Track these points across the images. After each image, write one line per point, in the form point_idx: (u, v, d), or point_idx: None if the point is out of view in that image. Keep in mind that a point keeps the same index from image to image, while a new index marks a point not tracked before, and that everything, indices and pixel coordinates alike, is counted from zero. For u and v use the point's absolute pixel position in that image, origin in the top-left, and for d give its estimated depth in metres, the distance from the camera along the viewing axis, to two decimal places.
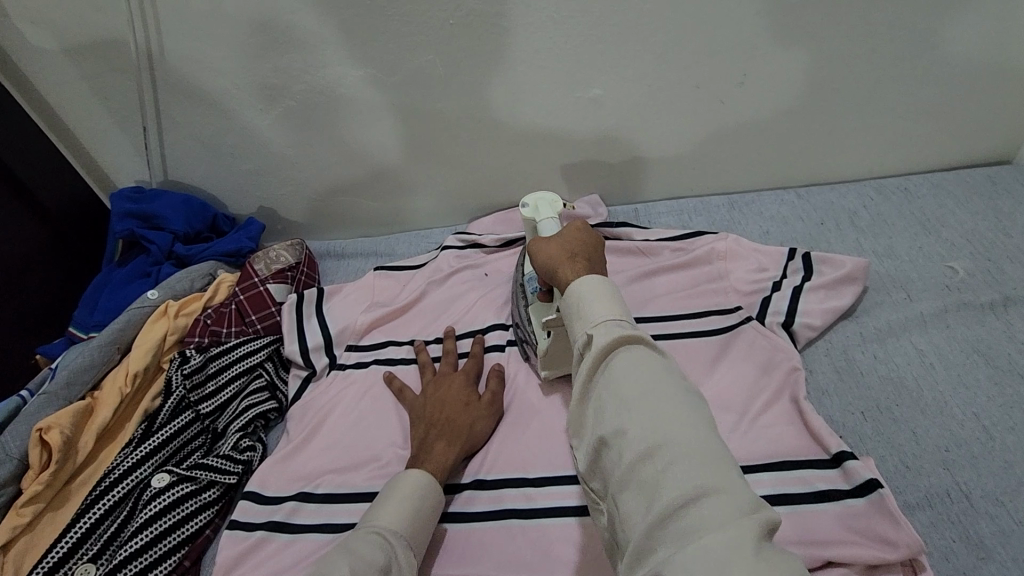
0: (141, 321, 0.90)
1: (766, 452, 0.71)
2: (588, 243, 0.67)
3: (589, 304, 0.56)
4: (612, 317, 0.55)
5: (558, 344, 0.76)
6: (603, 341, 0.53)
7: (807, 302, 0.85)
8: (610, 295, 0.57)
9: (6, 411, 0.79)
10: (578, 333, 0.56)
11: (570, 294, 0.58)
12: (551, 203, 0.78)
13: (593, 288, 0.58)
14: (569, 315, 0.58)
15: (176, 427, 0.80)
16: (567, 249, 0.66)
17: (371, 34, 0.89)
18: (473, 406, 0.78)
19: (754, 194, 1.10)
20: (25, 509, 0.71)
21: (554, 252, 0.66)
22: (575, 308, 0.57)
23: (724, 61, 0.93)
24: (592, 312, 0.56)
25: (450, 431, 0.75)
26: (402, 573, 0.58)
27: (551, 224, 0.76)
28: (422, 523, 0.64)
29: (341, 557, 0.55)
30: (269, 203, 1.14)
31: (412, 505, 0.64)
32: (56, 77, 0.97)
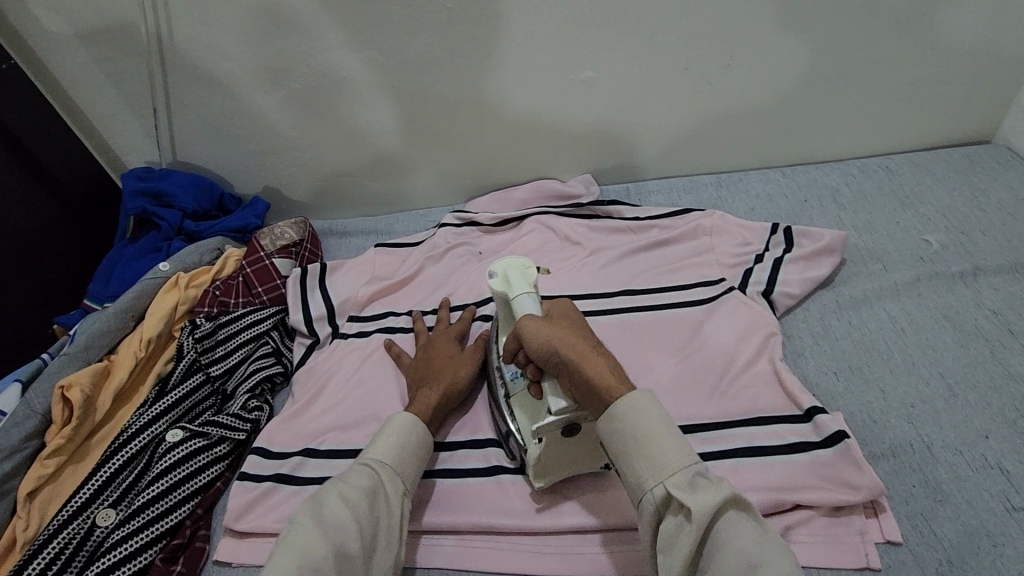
0: (153, 291, 0.94)
1: (742, 409, 0.76)
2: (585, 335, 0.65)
3: (659, 451, 0.56)
4: (688, 465, 0.55)
5: (551, 447, 0.69)
6: (696, 504, 0.52)
7: (786, 272, 0.89)
8: (672, 429, 0.57)
9: (28, 372, 0.84)
10: (654, 485, 0.55)
11: (631, 432, 0.57)
12: (521, 269, 0.73)
13: (652, 418, 0.57)
14: (636, 461, 0.56)
15: (188, 388, 0.85)
16: (580, 341, 0.63)
17: (373, 17, 0.93)
18: (457, 359, 0.83)
19: (741, 174, 1.14)
20: (50, 460, 0.76)
21: (571, 349, 0.62)
22: (645, 455, 0.56)
23: (711, 43, 0.97)
24: (666, 460, 0.55)
25: (436, 380, 0.79)
26: (390, 498, 0.63)
27: (529, 299, 0.70)
28: (410, 456, 0.68)
29: (329, 489, 0.60)
30: (274, 183, 1.18)
31: (401, 439, 0.68)
32: (71, 60, 1.01)
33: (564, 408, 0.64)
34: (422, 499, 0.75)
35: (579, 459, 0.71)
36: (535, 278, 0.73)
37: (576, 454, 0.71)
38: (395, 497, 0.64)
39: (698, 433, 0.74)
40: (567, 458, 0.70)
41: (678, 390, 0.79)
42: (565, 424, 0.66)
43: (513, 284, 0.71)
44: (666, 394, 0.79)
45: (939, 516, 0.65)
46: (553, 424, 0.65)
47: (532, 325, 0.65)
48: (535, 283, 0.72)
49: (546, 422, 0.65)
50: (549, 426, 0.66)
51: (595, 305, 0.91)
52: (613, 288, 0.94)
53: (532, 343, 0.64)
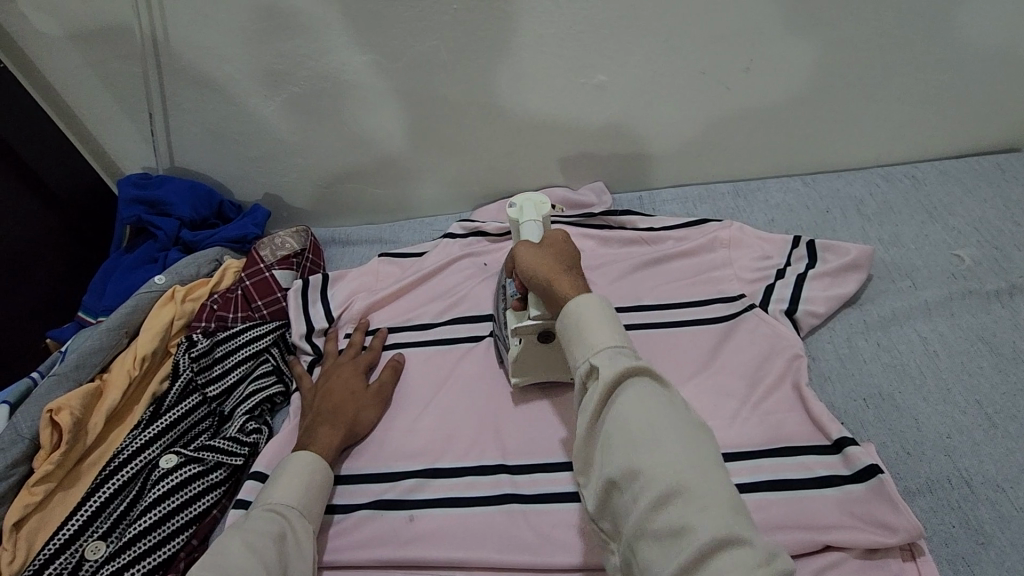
0: (148, 305, 0.91)
1: (765, 438, 0.72)
2: (568, 256, 0.70)
3: (591, 328, 0.57)
4: (614, 343, 0.56)
5: (529, 351, 0.75)
6: (608, 372, 0.54)
7: (810, 289, 0.85)
8: (610, 315, 0.58)
9: (17, 393, 0.80)
10: (580, 360, 0.57)
11: (571, 319, 0.59)
12: (537, 205, 0.80)
13: (594, 309, 0.59)
14: (569, 340, 0.59)
15: (183, 410, 0.82)
16: (556, 261, 0.68)
17: (376, 19, 0.89)
18: (360, 396, 0.81)
19: (759, 182, 1.10)
20: (37, 488, 0.72)
21: (544, 265, 0.67)
22: (576, 333, 0.58)
23: (731, 46, 0.92)
24: (594, 337, 0.57)
25: (337, 418, 0.78)
26: (299, 541, 0.64)
27: (533, 226, 0.77)
28: (315, 496, 0.69)
29: (235, 535, 0.61)
30: (275, 190, 1.14)
31: (304, 481, 0.69)
32: (62, 63, 0.97)
33: (540, 316, 0.70)
34: (431, 532, 0.72)
35: (556, 367, 0.78)
36: (548, 213, 0.79)
37: (554, 362, 0.77)
38: (304, 539, 0.65)
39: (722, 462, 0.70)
40: (544, 363, 0.77)
41: (696, 413, 0.75)
42: (541, 330, 0.72)
43: (522, 215, 0.78)
44: None
45: (983, 561, 0.62)
46: (529, 326, 0.72)
47: (520, 245, 0.72)
48: (546, 216, 0.79)
49: (523, 325, 0.72)
50: (526, 329, 0.73)
51: None
52: (626, 303, 0.90)
53: (517, 257, 0.71)
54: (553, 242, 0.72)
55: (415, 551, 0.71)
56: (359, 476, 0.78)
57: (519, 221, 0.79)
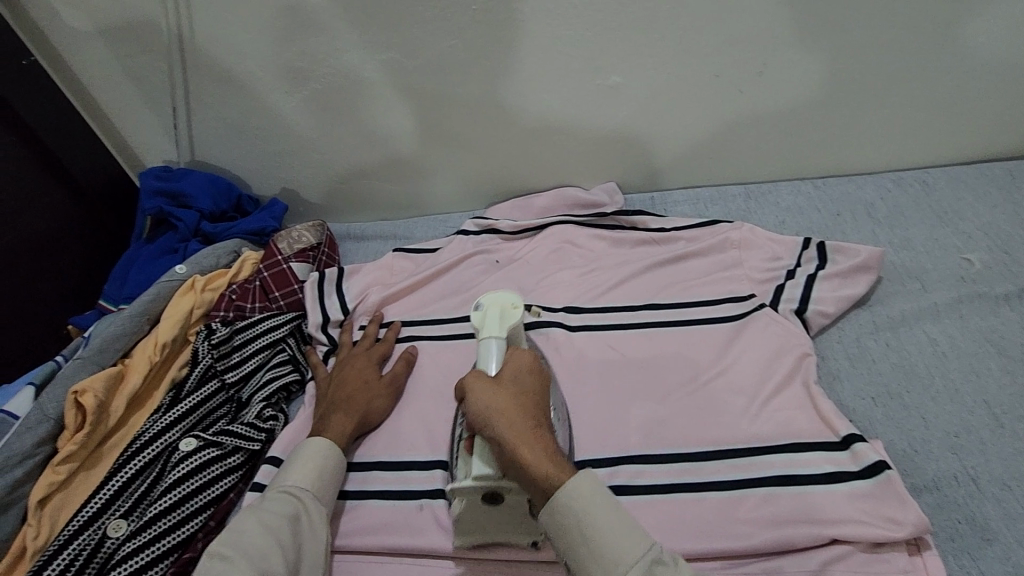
0: (169, 294, 0.93)
1: (773, 434, 0.73)
2: (531, 401, 0.62)
3: (609, 543, 0.53)
4: (642, 556, 0.52)
5: (470, 507, 0.66)
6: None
7: (820, 290, 0.86)
8: (616, 512, 0.54)
9: (42, 375, 0.82)
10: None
11: (575, 524, 0.54)
12: (507, 308, 0.70)
13: (596, 504, 0.55)
14: (585, 556, 0.54)
15: (203, 395, 0.84)
16: (523, 414, 0.60)
17: (394, 19, 0.91)
18: (372, 385, 0.83)
19: (770, 185, 1.11)
20: (61, 467, 0.74)
21: (509, 425, 0.59)
22: (592, 549, 0.54)
23: (744, 50, 0.93)
24: (615, 553, 0.53)
25: (349, 406, 0.80)
26: (312, 523, 0.65)
27: (495, 344, 0.68)
28: (329, 481, 0.71)
29: (250, 516, 0.62)
30: (293, 186, 1.17)
31: (318, 466, 0.70)
32: (90, 57, 1.00)
33: (486, 476, 0.62)
34: (444, 521, 0.74)
35: (505, 529, 0.68)
36: (516, 321, 0.70)
37: (501, 523, 0.68)
38: (317, 521, 0.66)
39: (728, 457, 0.72)
40: (491, 523, 0.68)
41: (704, 409, 0.77)
42: (485, 492, 0.63)
43: (486, 325, 0.69)
44: (691, 413, 0.77)
45: (988, 556, 0.62)
46: (469, 488, 0.63)
47: (475, 383, 0.63)
48: (512, 328, 0.69)
49: (462, 485, 0.63)
50: (467, 489, 0.63)
51: (618, 318, 0.90)
52: (637, 301, 0.92)
53: (475, 410, 0.61)
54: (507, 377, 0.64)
55: (420, 540, 0.72)
56: (368, 465, 0.79)
57: (480, 327, 0.70)
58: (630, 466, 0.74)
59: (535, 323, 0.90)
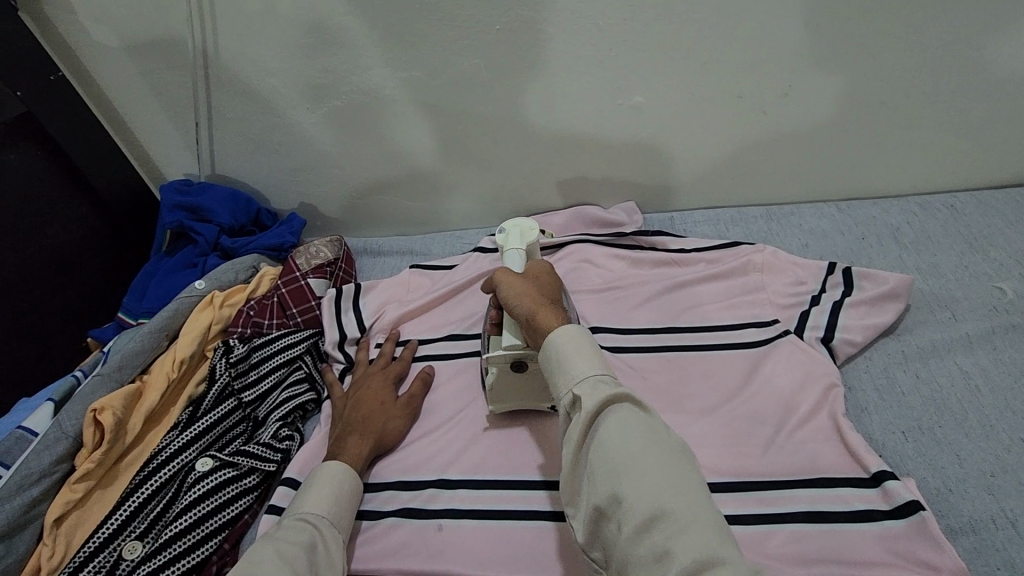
0: (188, 310, 0.93)
1: (800, 469, 0.71)
2: (549, 287, 0.74)
3: (574, 360, 0.58)
4: (595, 372, 0.57)
5: (502, 379, 0.77)
6: (592, 402, 0.54)
7: (847, 317, 0.85)
8: (586, 344, 0.59)
9: (61, 390, 0.82)
10: (563, 391, 0.57)
11: (551, 350, 0.60)
12: (526, 230, 0.87)
13: (572, 337, 0.60)
14: (553, 373, 0.59)
15: (219, 414, 0.83)
16: (539, 293, 0.71)
17: (417, 38, 0.91)
18: (388, 406, 0.82)
19: (793, 207, 1.10)
20: (78, 485, 0.74)
21: (525, 297, 0.69)
22: (559, 365, 0.59)
23: (770, 71, 0.92)
24: (574, 368, 0.58)
25: (365, 428, 0.79)
26: (330, 551, 0.64)
27: (515, 253, 0.84)
28: (345, 505, 0.70)
29: (267, 545, 0.61)
30: (311, 200, 1.17)
31: (333, 491, 0.70)
32: (115, 71, 1.00)
33: (515, 345, 0.73)
34: (467, 547, 0.72)
35: (529, 397, 0.79)
36: (534, 240, 0.86)
37: (526, 392, 0.78)
38: (335, 548, 0.65)
39: (754, 490, 0.70)
40: (516, 390, 0.78)
41: (727, 440, 0.75)
42: (513, 361, 0.74)
43: (509, 240, 0.85)
44: (715, 444, 0.75)
45: None
46: (501, 356, 0.74)
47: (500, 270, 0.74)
48: (529, 244, 0.85)
49: (495, 353, 0.74)
50: (499, 358, 0.74)
51: (639, 341, 0.89)
52: (657, 325, 0.90)
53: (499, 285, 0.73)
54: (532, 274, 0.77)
55: (436, 564, 0.71)
56: (385, 486, 0.78)
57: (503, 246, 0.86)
58: None
59: None
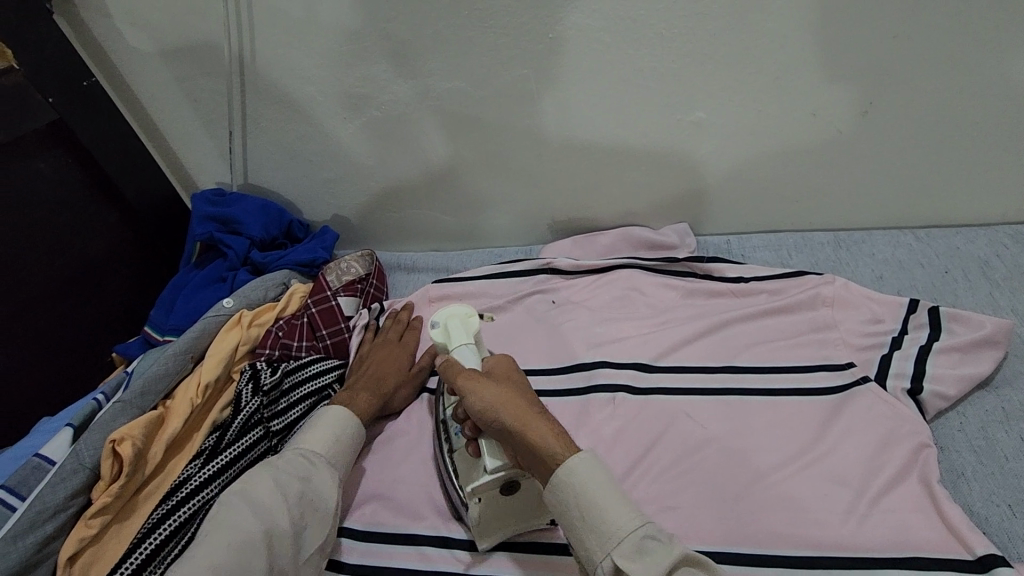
0: (215, 329, 0.88)
1: (888, 544, 0.63)
2: (524, 387, 0.66)
3: (606, 518, 0.53)
4: (636, 528, 0.52)
5: (489, 502, 0.67)
6: (644, 573, 0.49)
7: (936, 365, 0.76)
8: (616, 491, 0.55)
9: (82, 415, 0.78)
10: (602, 558, 0.52)
11: (577, 500, 0.55)
12: (463, 318, 0.75)
13: (595, 483, 0.55)
14: (580, 529, 0.54)
15: (244, 445, 0.78)
16: (518, 399, 0.63)
17: (462, 46, 0.84)
18: (403, 373, 0.85)
19: (863, 232, 1.01)
20: (94, 520, 0.69)
21: (510, 411, 0.61)
22: (590, 524, 0.54)
23: (849, 88, 0.83)
24: (613, 527, 0.53)
25: (376, 388, 0.81)
26: (321, 487, 0.67)
27: (469, 349, 0.71)
28: (346, 447, 0.73)
29: (264, 474, 0.65)
30: (345, 213, 1.12)
31: (336, 433, 0.72)
32: (148, 76, 0.97)
33: (499, 468, 0.63)
34: None
35: (520, 518, 0.69)
36: (477, 328, 0.75)
37: (522, 506, 0.68)
38: (329, 486, 0.68)
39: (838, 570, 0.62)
40: (509, 515, 0.68)
41: (805, 505, 0.67)
42: (502, 482, 0.65)
43: (453, 334, 0.72)
44: (785, 508, 0.67)
45: None
46: (487, 482, 0.64)
47: (466, 378, 0.65)
48: (476, 334, 0.74)
49: (481, 481, 0.65)
50: (484, 485, 0.65)
51: (695, 380, 0.81)
52: (716, 362, 0.82)
53: (475, 401, 0.62)
54: (501, 374, 0.68)
55: None
56: (413, 537, 0.73)
57: (449, 343, 0.73)
58: None
59: (600, 384, 0.83)
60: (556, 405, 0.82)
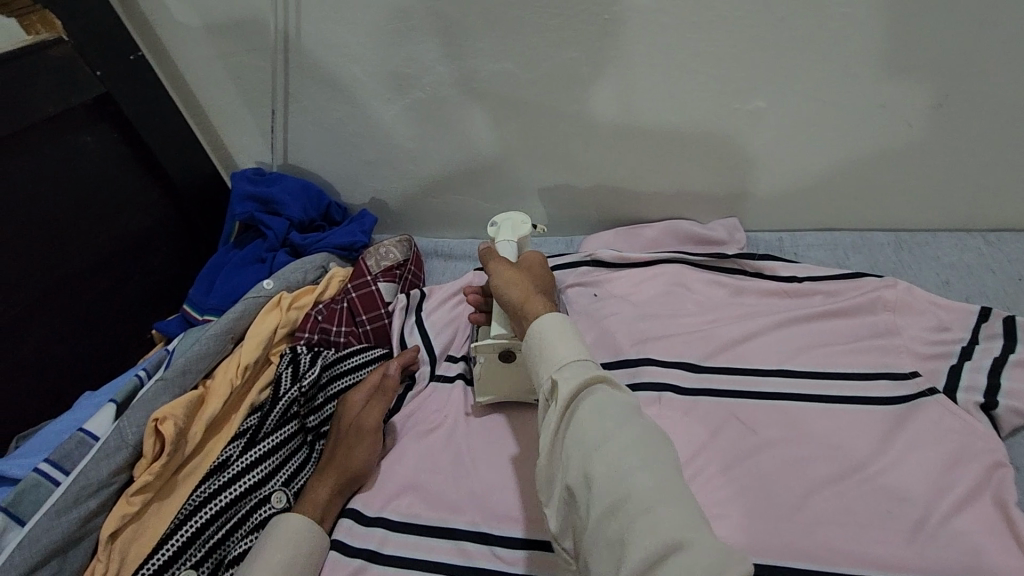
0: (255, 310, 0.88)
1: (962, 570, 0.59)
2: (543, 277, 0.73)
3: (553, 348, 0.58)
4: (574, 359, 0.57)
5: (489, 368, 0.75)
6: (566, 385, 0.55)
7: (1012, 379, 0.72)
8: (577, 335, 0.59)
9: (124, 391, 0.78)
10: (544, 378, 0.57)
11: (535, 338, 0.60)
12: (516, 223, 0.83)
13: (559, 325, 0.60)
14: (535, 360, 0.59)
15: (280, 439, 0.76)
16: (528, 280, 0.71)
17: (510, 27, 0.81)
18: (354, 432, 0.75)
19: (927, 235, 0.95)
20: (136, 497, 0.70)
21: (516, 286, 0.69)
22: (541, 355, 0.59)
23: (924, 79, 0.78)
24: (557, 355, 0.58)
25: (329, 467, 0.74)
26: None
27: (509, 244, 0.80)
28: (298, 574, 0.64)
29: None
30: (383, 196, 1.10)
31: (285, 556, 0.64)
32: (192, 51, 0.96)
33: (501, 334, 0.72)
34: None
35: (518, 389, 0.77)
36: (525, 233, 0.82)
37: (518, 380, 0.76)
38: None
39: None
40: (507, 381, 0.76)
41: (868, 521, 0.63)
42: (501, 351, 0.73)
43: (501, 231, 0.82)
44: (848, 523, 0.64)
45: None
46: (488, 345, 0.73)
47: (493, 260, 0.75)
48: (522, 236, 0.81)
49: (483, 342, 0.73)
50: (487, 347, 0.73)
51: (749, 384, 0.77)
52: (770, 367, 0.78)
53: (492, 274, 0.72)
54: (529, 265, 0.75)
55: None
56: (451, 531, 0.69)
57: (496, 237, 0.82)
58: None
59: (644, 383, 0.79)
60: None
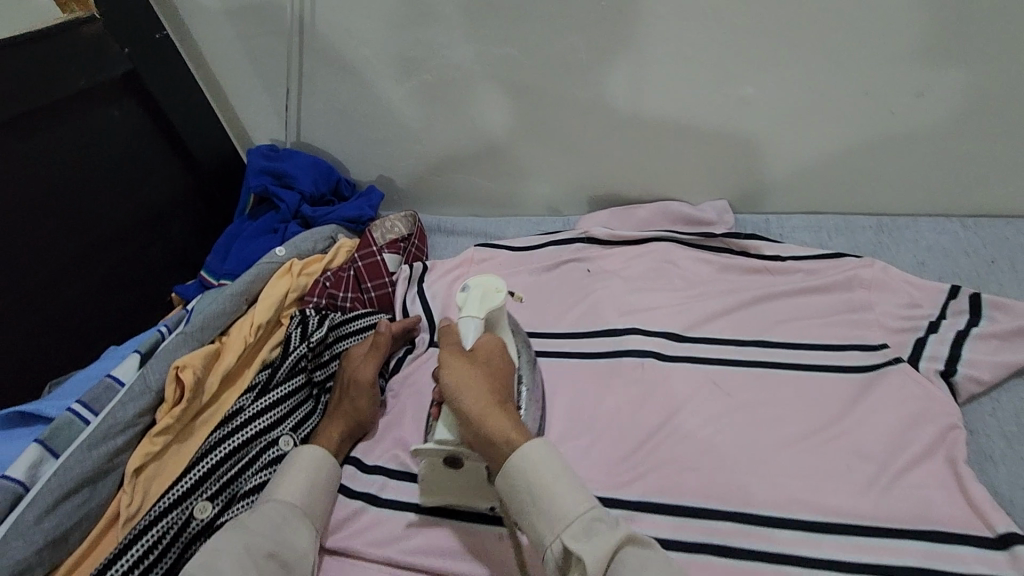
0: (268, 275, 0.94)
1: (910, 516, 0.64)
2: (498, 371, 0.68)
3: (555, 500, 0.57)
4: (584, 511, 0.56)
5: (435, 466, 0.70)
6: (591, 554, 0.53)
7: (973, 350, 0.76)
8: (566, 475, 0.58)
9: (147, 343, 0.84)
10: (551, 540, 0.56)
11: (526, 480, 0.58)
12: (491, 292, 0.74)
13: (546, 467, 0.58)
14: (534, 515, 0.58)
15: (291, 388, 0.83)
16: (486, 385, 0.65)
17: (511, 14, 0.86)
18: (357, 383, 0.81)
19: (908, 219, 0.99)
20: (158, 437, 0.76)
21: (473, 397, 0.63)
22: (539, 507, 0.57)
23: (902, 67, 0.82)
24: (562, 512, 0.56)
25: (336, 415, 0.80)
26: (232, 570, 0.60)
27: (474, 323, 0.71)
28: (320, 496, 0.71)
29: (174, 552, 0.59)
30: (390, 173, 1.15)
31: (307, 477, 0.71)
32: (213, 32, 1.02)
33: (447, 441, 0.66)
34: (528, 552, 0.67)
35: (465, 497, 0.70)
36: (497, 304, 0.73)
37: (465, 487, 0.70)
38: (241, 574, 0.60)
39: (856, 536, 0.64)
40: (453, 488, 0.70)
41: (827, 472, 0.69)
42: (447, 456, 0.67)
43: (468, 304, 0.72)
44: (809, 475, 0.69)
45: None
46: (431, 450, 0.67)
47: (449, 355, 0.68)
48: (491, 310, 0.72)
49: (424, 446, 0.67)
50: (429, 452, 0.67)
51: (726, 351, 0.83)
52: (747, 336, 0.84)
53: (446, 378, 0.65)
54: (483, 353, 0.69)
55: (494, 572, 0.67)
56: None
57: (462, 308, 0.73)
58: (730, 523, 0.67)
59: (630, 349, 0.85)
60: (590, 367, 0.85)
